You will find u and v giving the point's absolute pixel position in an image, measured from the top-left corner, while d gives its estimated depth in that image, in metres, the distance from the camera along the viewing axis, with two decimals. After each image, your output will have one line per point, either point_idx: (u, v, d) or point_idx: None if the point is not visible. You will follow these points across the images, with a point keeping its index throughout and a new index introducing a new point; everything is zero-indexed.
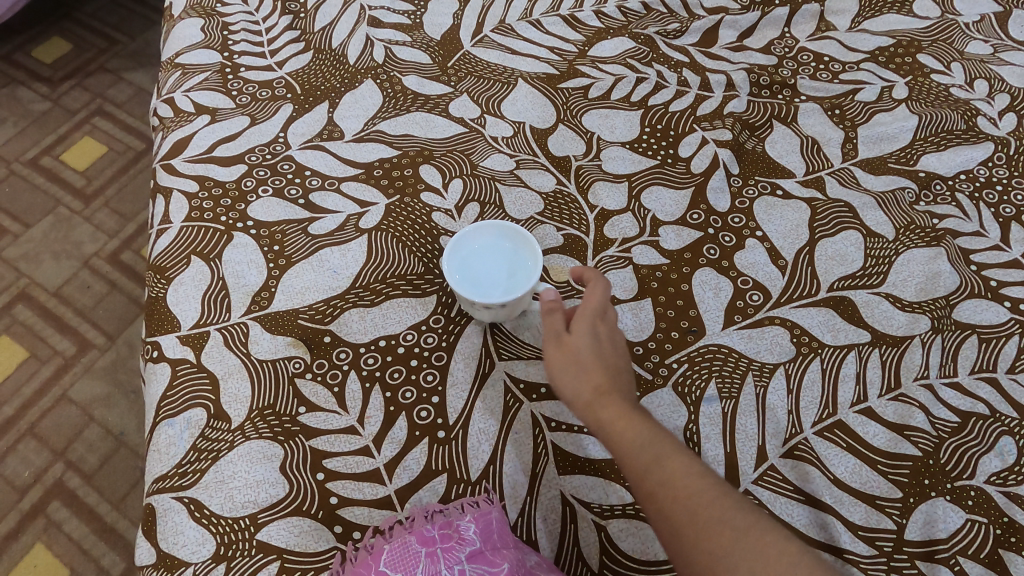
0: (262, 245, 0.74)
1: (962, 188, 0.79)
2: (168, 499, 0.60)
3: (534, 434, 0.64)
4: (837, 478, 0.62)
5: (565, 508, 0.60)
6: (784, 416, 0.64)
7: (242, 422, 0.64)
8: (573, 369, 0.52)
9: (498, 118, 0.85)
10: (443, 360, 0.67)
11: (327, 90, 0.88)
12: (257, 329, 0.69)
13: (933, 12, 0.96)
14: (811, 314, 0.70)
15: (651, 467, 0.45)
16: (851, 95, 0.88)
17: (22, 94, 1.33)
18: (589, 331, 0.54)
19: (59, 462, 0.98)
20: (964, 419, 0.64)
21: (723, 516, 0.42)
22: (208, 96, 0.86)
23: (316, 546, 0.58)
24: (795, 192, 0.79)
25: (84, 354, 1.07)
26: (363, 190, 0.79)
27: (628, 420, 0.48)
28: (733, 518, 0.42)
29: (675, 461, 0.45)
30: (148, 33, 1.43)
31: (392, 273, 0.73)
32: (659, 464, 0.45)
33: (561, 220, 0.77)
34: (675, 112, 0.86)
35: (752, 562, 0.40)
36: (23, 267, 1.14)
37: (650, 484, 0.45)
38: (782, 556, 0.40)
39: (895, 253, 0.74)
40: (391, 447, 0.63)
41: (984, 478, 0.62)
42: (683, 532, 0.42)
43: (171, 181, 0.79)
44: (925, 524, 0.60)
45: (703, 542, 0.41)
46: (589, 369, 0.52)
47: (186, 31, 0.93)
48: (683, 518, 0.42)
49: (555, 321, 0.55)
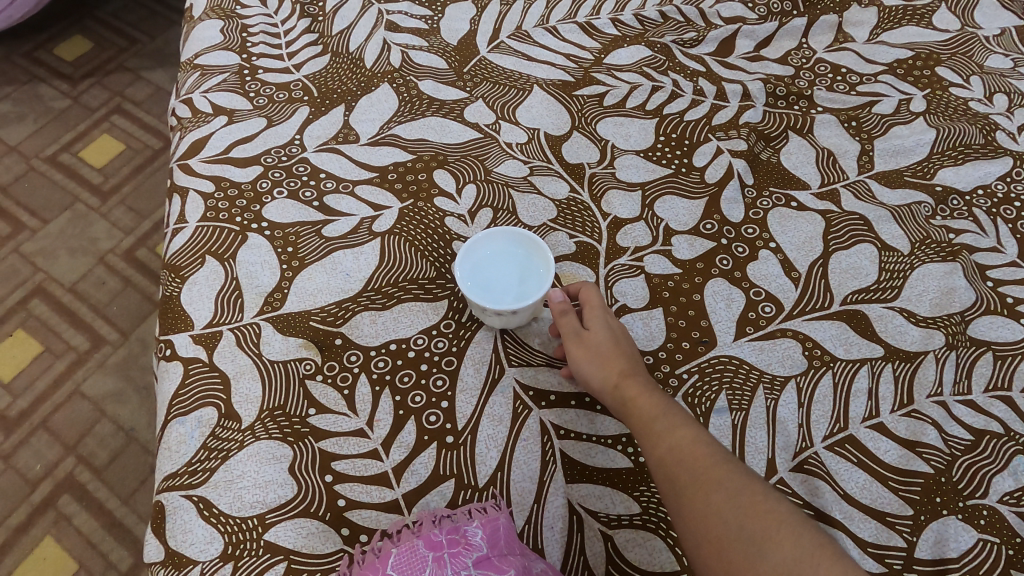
0: (276, 247, 0.75)
1: (979, 203, 0.79)
2: (177, 497, 0.61)
3: (543, 442, 0.64)
4: (847, 494, 0.61)
5: (572, 516, 0.60)
6: (794, 429, 0.64)
7: (253, 422, 0.64)
8: (590, 359, 0.58)
9: (513, 124, 0.85)
10: (453, 365, 0.67)
11: (343, 93, 0.88)
12: (269, 329, 0.69)
13: (953, 25, 0.96)
14: (824, 328, 0.70)
15: (659, 436, 0.50)
16: (868, 107, 0.87)
17: (43, 91, 1.35)
18: (604, 326, 0.59)
19: (70, 456, 0.99)
20: (978, 437, 0.64)
21: (716, 474, 0.45)
22: (226, 97, 0.87)
23: (323, 548, 0.58)
24: (810, 204, 0.78)
25: (98, 350, 1.08)
26: (377, 193, 0.79)
27: (642, 400, 0.53)
28: (726, 476, 0.45)
29: (679, 430, 0.49)
30: (168, 33, 1.45)
31: (405, 277, 0.73)
32: (666, 436, 0.49)
33: (573, 227, 0.77)
34: (690, 122, 0.86)
35: (737, 512, 0.43)
36: (40, 262, 1.16)
37: (658, 450, 0.49)
38: (765, 508, 0.43)
39: (910, 267, 0.73)
40: (400, 451, 0.63)
41: (997, 498, 0.61)
42: (681, 490, 0.46)
43: (188, 181, 0.79)
44: (936, 542, 0.59)
45: (694, 498, 0.45)
46: (609, 360, 0.57)
47: (206, 32, 0.93)
48: (681, 477, 0.46)
49: (571, 318, 0.60)
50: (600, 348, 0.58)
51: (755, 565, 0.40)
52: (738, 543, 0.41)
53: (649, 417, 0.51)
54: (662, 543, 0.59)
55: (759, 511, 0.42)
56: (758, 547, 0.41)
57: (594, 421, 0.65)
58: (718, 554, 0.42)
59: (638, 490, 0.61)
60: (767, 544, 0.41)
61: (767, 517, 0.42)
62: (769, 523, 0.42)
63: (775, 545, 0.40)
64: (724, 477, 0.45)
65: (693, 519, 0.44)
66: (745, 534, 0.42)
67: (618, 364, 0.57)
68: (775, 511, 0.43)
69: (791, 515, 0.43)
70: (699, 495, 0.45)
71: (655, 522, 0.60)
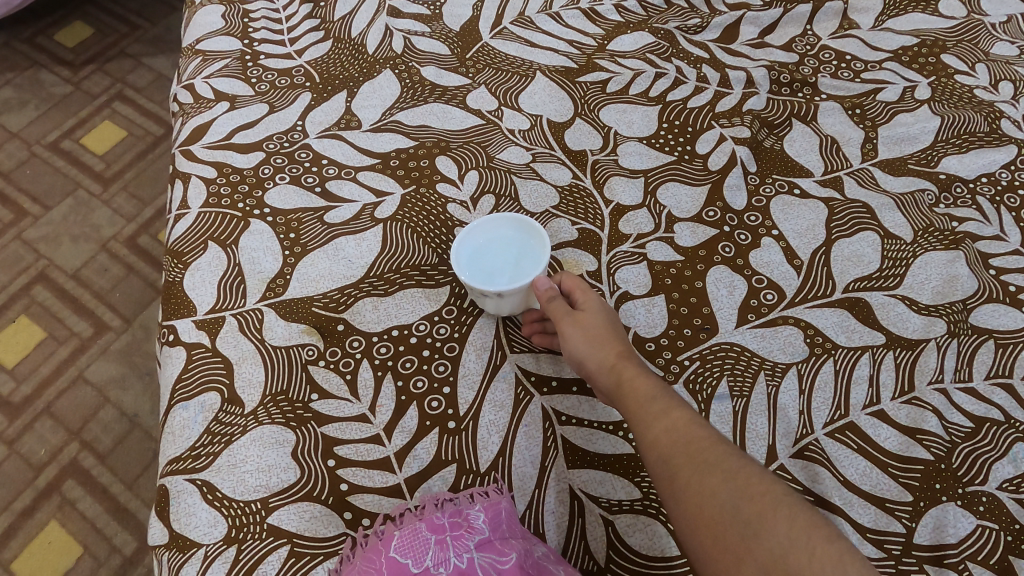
0: (278, 233, 0.75)
1: (983, 191, 0.78)
2: (181, 481, 0.61)
3: (544, 428, 0.64)
4: (847, 480, 0.61)
5: (573, 501, 0.61)
6: (795, 416, 0.64)
7: (256, 407, 0.64)
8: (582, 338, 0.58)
9: (515, 110, 0.85)
10: (455, 351, 0.68)
11: (345, 79, 0.88)
12: (272, 315, 0.69)
13: (959, 12, 0.95)
14: (825, 315, 0.70)
15: (652, 416, 0.49)
16: (872, 95, 0.87)
17: (44, 77, 1.35)
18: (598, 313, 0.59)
19: (74, 442, 1.00)
20: (978, 424, 0.64)
21: (712, 455, 0.45)
22: (228, 83, 0.87)
23: (325, 531, 0.59)
24: (813, 192, 0.78)
25: (101, 336, 1.08)
26: (379, 180, 0.79)
27: (636, 381, 0.53)
28: (720, 456, 0.45)
29: (673, 411, 0.49)
30: (169, 18, 1.44)
31: (407, 263, 0.73)
32: (659, 416, 0.49)
33: (576, 214, 0.77)
34: (694, 109, 0.85)
35: (732, 491, 0.43)
36: (42, 249, 1.16)
37: (651, 430, 0.49)
38: (760, 488, 0.43)
39: (913, 255, 0.73)
40: (402, 436, 0.63)
41: (996, 485, 0.61)
42: (676, 470, 0.46)
43: (190, 167, 0.79)
44: (935, 528, 0.59)
45: (687, 478, 0.45)
46: (604, 344, 0.57)
47: (207, 18, 0.93)
48: (676, 455, 0.46)
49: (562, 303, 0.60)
50: (593, 330, 0.58)
51: (752, 542, 0.40)
52: (734, 521, 0.42)
53: (644, 397, 0.51)
54: (663, 528, 0.59)
55: (756, 493, 0.43)
56: (754, 528, 0.41)
57: (596, 407, 0.65)
58: (710, 534, 0.42)
59: (638, 476, 0.62)
60: (763, 524, 0.41)
61: (762, 498, 0.42)
62: (764, 504, 0.42)
63: (768, 522, 0.41)
64: (720, 457, 0.45)
65: (687, 499, 0.44)
66: (740, 511, 0.42)
67: (614, 347, 0.57)
68: (770, 492, 0.43)
69: (786, 495, 0.43)
70: (694, 475, 0.45)
71: (656, 507, 0.60)
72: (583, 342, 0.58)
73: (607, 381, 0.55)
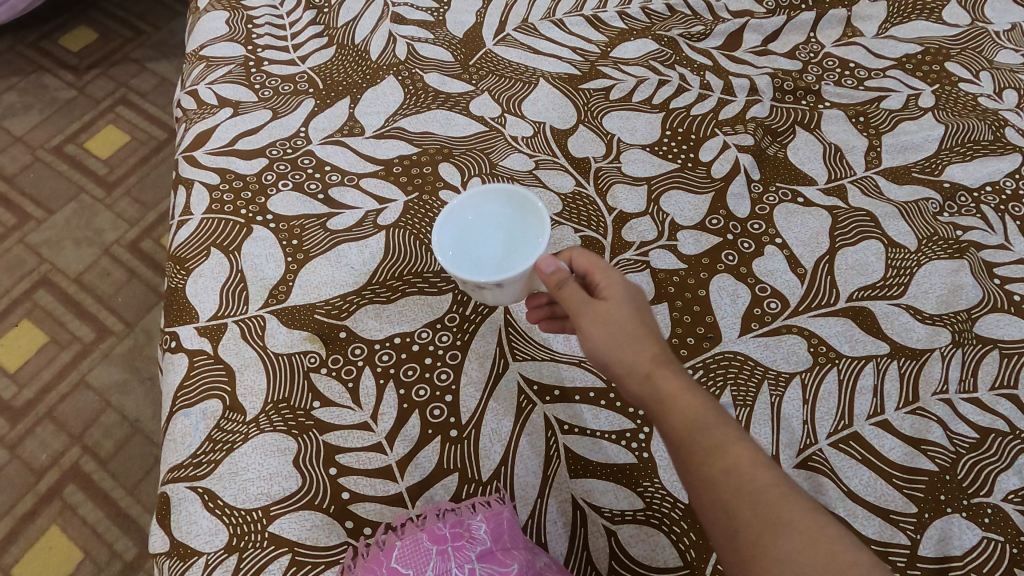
0: (281, 239, 0.75)
1: (987, 200, 0.78)
2: (183, 489, 0.61)
3: (546, 437, 0.64)
4: (852, 491, 0.61)
5: (576, 511, 0.60)
6: (798, 426, 0.64)
7: (257, 415, 0.64)
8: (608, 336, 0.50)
9: (519, 117, 0.85)
10: (458, 359, 0.67)
11: (349, 86, 0.88)
12: (274, 322, 0.69)
13: (963, 19, 0.95)
14: (829, 324, 0.69)
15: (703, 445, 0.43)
16: (876, 103, 0.86)
17: (49, 81, 1.35)
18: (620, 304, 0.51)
19: (76, 446, 1.00)
20: (983, 435, 0.64)
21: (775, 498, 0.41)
22: (232, 89, 0.87)
23: (327, 540, 0.59)
24: (817, 200, 0.78)
25: (103, 340, 1.08)
26: (382, 187, 0.79)
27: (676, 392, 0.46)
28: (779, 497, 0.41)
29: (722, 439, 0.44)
30: (173, 23, 1.44)
31: (409, 271, 0.73)
32: (710, 453, 0.43)
33: (579, 221, 0.76)
34: (697, 116, 0.85)
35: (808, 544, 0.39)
36: (45, 253, 1.16)
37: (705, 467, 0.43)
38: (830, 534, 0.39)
39: (917, 264, 0.73)
40: (404, 444, 0.63)
41: (1001, 496, 0.61)
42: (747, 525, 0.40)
43: (193, 173, 0.79)
44: (940, 540, 0.59)
45: (754, 536, 0.40)
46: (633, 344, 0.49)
47: (211, 24, 0.93)
48: (737, 505, 0.41)
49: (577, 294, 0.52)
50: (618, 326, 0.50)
51: None
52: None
53: (689, 420, 0.45)
54: (665, 539, 0.59)
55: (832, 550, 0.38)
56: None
57: (599, 416, 0.65)
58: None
59: (641, 486, 0.61)
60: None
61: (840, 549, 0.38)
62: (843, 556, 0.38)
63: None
64: (790, 512, 0.40)
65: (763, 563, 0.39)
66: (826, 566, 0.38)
67: (644, 349, 0.49)
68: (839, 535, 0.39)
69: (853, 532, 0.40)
70: (763, 534, 0.40)
71: (658, 517, 0.60)
72: (608, 342, 0.50)
73: (638, 390, 0.48)
